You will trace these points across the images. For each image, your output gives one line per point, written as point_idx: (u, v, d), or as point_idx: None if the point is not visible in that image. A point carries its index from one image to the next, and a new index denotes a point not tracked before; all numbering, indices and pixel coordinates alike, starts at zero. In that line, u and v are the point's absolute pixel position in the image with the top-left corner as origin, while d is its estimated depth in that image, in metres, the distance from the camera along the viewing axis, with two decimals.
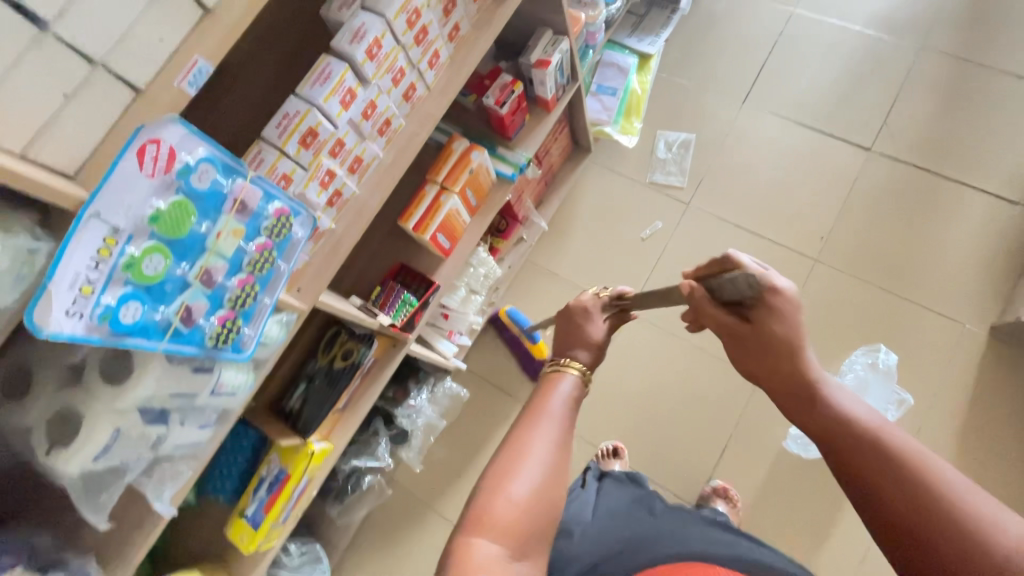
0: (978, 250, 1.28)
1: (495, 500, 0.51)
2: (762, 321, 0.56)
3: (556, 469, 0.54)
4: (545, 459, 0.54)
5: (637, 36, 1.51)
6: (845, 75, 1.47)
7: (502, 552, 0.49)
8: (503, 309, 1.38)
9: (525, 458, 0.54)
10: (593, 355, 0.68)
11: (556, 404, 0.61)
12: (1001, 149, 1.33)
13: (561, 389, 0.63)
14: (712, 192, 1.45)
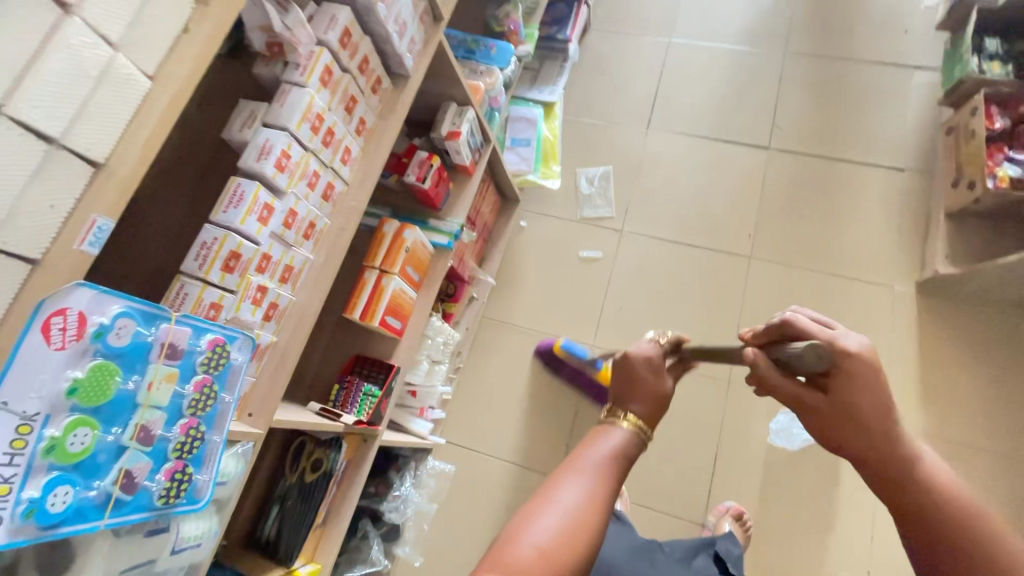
0: (887, 216, 1.39)
1: (528, 525, 0.49)
2: (843, 389, 0.54)
3: (581, 519, 0.50)
4: (572, 505, 0.51)
5: (537, 88, 1.61)
6: (730, 87, 1.61)
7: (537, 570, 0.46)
8: (558, 343, 1.33)
9: (550, 503, 0.51)
10: (650, 410, 0.64)
11: (598, 460, 0.57)
12: (877, 125, 1.48)
13: (609, 441, 0.59)
14: (641, 215, 1.52)
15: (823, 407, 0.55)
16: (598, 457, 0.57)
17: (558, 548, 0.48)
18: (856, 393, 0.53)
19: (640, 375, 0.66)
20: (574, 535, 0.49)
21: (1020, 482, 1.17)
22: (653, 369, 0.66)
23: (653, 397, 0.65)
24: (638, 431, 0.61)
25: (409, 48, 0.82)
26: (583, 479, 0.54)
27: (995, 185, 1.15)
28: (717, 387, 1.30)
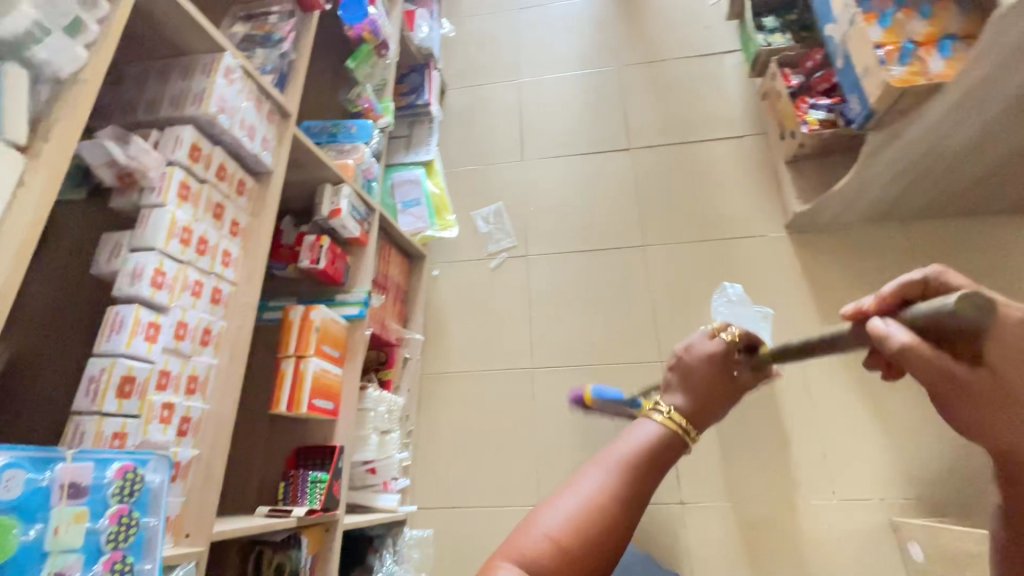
0: (744, 176, 1.57)
1: (529, 528, 0.53)
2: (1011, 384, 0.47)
3: (602, 507, 0.53)
4: (593, 494, 0.54)
5: (412, 151, 1.71)
6: (583, 106, 1.80)
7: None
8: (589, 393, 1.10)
9: (571, 493, 0.55)
10: (690, 402, 0.65)
11: (634, 457, 0.57)
12: (710, 105, 1.69)
13: (647, 430, 0.60)
14: (540, 236, 1.62)
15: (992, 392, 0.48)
16: (634, 453, 0.57)
17: (564, 543, 0.51)
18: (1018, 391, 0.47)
19: (697, 374, 0.67)
20: (590, 518, 0.52)
21: None
22: (712, 368, 0.67)
23: (705, 394, 0.65)
24: (680, 427, 0.61)
25: (264, 147, 0.88)
26: (614, 474, 0.56)
27: (809, 129, 1.34)
28: (651, 369, 1.41)
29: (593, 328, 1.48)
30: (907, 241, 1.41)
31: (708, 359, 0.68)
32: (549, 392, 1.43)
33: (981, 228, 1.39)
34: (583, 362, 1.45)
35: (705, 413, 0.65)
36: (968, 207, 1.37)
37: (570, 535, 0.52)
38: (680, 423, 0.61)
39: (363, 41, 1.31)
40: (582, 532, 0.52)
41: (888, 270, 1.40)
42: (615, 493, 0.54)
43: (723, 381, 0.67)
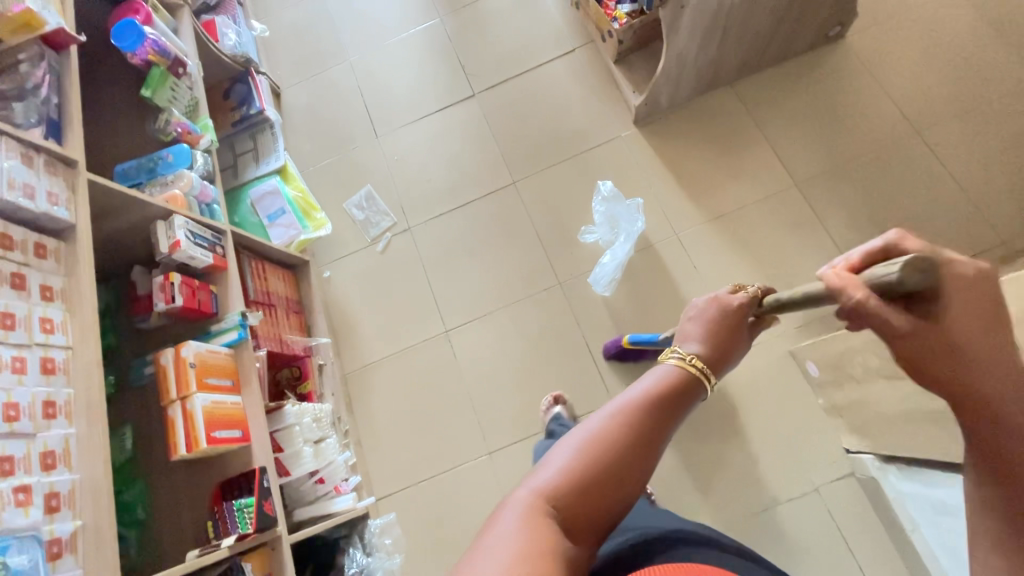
0: (585, 86, 1.61)
1: (547, 462, 0.52)
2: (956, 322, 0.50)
3: (620, 441, 0.52)
4: (611, 426, 0.53)
5: (261, 162, 1.64)
6: (420, 66, 1.78)
7: (536, 503, 0.49)
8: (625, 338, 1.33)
9: (589, 428, 0.53)
10: (709, 350, 0.66)
11: (654, 392, 0.57)
12: (535, 29, 1.71)
13: (664, 370, 0.60)
14: (416, 206, 1.62)
15: (932, 342, 0.50)
16: (656, 388, 0.57)
17: (579, 474, 0.50)
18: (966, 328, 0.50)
19: (712, 326, 0.69)
20: (610, 445, 0.52)
21: (785, 208, 1.42)
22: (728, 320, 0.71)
23: (718, 340, 0.67)
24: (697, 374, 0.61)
25: (53, 202, 0.82)
26: (638, 406, 0.55)
27: (620, 24, 1.42)
28: (552, 294, 1.47)
29: (491, 275, 1.51)
30: (741, 100, 1.51)
31: (729, 314, 0.71)
32: (469, 347, 1.47)
33: (795, 69, 1.51)
34: (492, 309, 1.49)
35: (720, 358, 0.66)
36: (778, 53, 1.48)
37: (587, 465, 0.51)
38: (699, 367, 0.61)
39: (153, 65, 1.23)
40: (598, 461, 0.51)
41: (732, 130, 1.49)
42: (636, 424, 0.53)
43: (739, 335, 0.70)
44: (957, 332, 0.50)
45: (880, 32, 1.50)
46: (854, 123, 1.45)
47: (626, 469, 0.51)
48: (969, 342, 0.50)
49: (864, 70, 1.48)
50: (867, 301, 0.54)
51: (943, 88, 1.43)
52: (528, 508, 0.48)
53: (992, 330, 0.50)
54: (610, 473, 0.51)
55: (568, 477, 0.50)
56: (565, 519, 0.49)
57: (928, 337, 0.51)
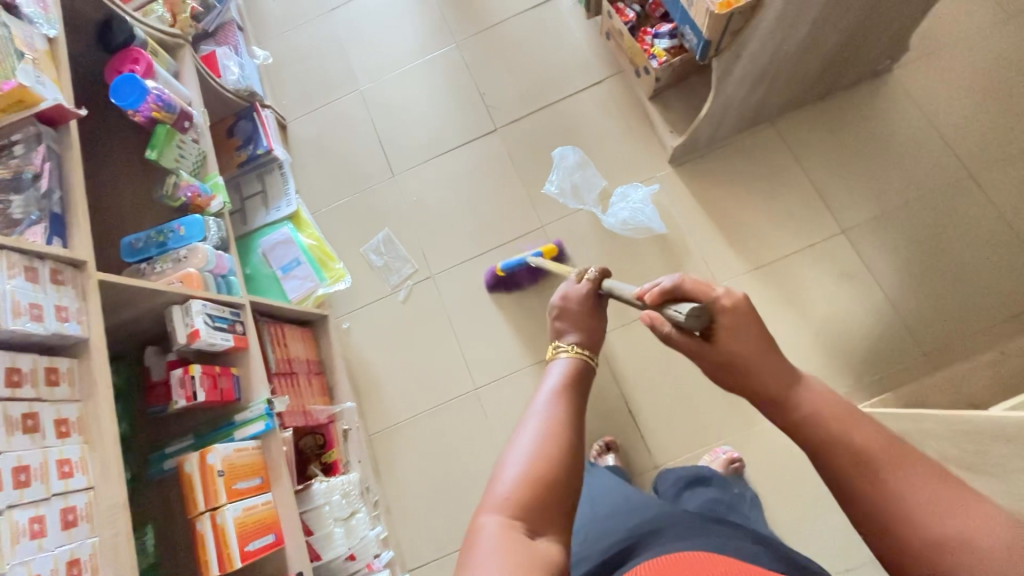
0: (615, 122, 1.51)
1: (497, 483, 0.54)
2: (722, 338, 0.64)
3: (553, 435, 0.57)
4: (538, 426, 0.58)
5: (272, 207, 1.55)
6: (436, 98, 1.68)
7: (508, 524, 0.50)
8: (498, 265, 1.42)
9: (520, 434, 0.58)
10: (585, 340, 0.75)
11: (562, 381, 0.65)
12: (560, 59, 1.61)
13: (561, 364, 0.69)
14: (438, 251, 1.53)
15: (714, 360, 0.65)
16: (557, 384, 0.65)
17: (533, 476, 0.54)
18: (729, 340, 0.64)
19: (575, 321, 0.78)
20: (552, 443, 0.56)
21: (832, 256, 1.35)
22: (584, 306, 0.80)
23: (587, 326, 0.77)
24: (584, 357, 0.71)
25: (62, 318, 0.73)
26: (552, 398, 0.62)
27: (660, 62, 1.31)
28: None
29: (521, 328, 1.44)
30: (781, 138, 1.43)
31: (581, 301, 0.81)
32: (500, 406, 1.40)
33: (841, 104, 1.42)
34: (523, 365, 1.41)
35: (594, 337, 0.76)
36: (822, 90, 1.39)
37: (538, 466, 0.54)
38: (584, 353, 0.72)
39: (157, 121, 1.12)
40: (546, 460, 0.55)
41: (774, 171, 1.41)
42: (560, 414, 0.60)
43: (596, 317, 0.80)
44: (734, 353, 0.64)
45: (927, 66, 1.41)
46: (904, 165, 1.37)
47: (569, 446, 0.57)
48: (739, 352, 0.63)
49: (915, 106, 1.39)
50: (670, 335, 0.70)
51: (999, 129, 1.35)
52: (500, 528, 0.50)
53: (761, 347, 0.63)
54: (559, 467, 0.55)
55: (522, 488, 0.53)
56: (531, 522, 0.51)
57: (712, 357, 0.66)
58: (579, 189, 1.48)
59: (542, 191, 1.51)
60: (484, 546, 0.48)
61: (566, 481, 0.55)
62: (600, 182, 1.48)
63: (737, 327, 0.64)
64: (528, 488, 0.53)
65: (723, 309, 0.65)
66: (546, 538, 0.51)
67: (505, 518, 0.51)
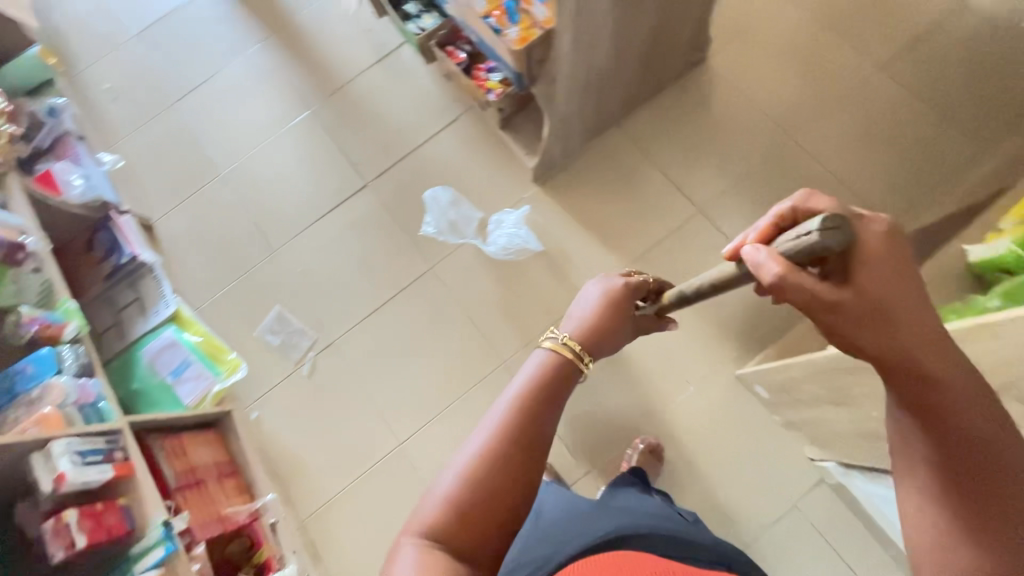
0: (476, 154, 1.58)
1: (431, 493, 0.62)
2: (866, 276, 0.58)
3: (490, 454, 0.62)
4: (480, 442, 0.63)
5: (149, 312, 1.47)
6: (303, 166, 1.69)
7: (427, 537, 0.59)
8: None
9: (464, 449, 0.63)
10: (591, 343, 0.76)
11: (525, 391, 0.67)
12: (413, 107, 1.67)
13: (536, 363, 0.71)
14: (334, 316, 1.52)
15: (862, 312, 0.58)
16: (518, 394, 0.67)
17: (458, 494, 0.60)
18: (876, 281, 0.58)
19: (600, 311, 0.79)
20: (483, 461, 0.61)
21: (695, 234, 1.46)
22: (612, 309, 0.80)
23: (602, 323, 0.79)
24: (571, 352, 0.73)
25: None
26: (507, 411, 0.65)
27: (496, 95, 1.39)
28: (496, 374, 1.43)
29: (432, 372, 1.45)
30: (629, 137, 1.53)
31: (611, 300, 0.81)
32: (428, 453, 1.39)
33: (671, 97, 1.55)
34: (443, 407, 1.42)
35: (600, 339, 0.78)
36: (652, 88, 1.51)
37: (464, 485, 0.60)
38: (572, 349, 0.73)
39: None
40: (476, 479, 0.61)
41: (629, 169, 1.52)
42: (505, 432, 0.63)
43: (614, 320, 0.80)
44: (870, 302, 0.58)
45: (734, 49, 1.57)
46: (736, 140, 1.51)
47: (504, 468, 0.61)
48: (890, 301, 0.58)
49: (732, 87, 1.54)
50: (788, 278, 0.59)
51: (804, 93, 1.52)
52: (416, 542, 0.58)
53: (902, 281, 0.58)
54: (487, 487, 0.60)
55: (447, 506, 0.60)
56: (450, 537, 0.59)
57: (850, 306, 0.58)
58: (455, 225, 1.54)
59: (421, 235, 1.55)
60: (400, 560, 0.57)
61: (494, 500, 0.60)
62: (474, 215, 1.53)
63: (882, 262, 0.58)
64: (456, 503, 0.60)
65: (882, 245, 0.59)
66: (473, 555, 0.59)
67: (433, 538, 0.58)
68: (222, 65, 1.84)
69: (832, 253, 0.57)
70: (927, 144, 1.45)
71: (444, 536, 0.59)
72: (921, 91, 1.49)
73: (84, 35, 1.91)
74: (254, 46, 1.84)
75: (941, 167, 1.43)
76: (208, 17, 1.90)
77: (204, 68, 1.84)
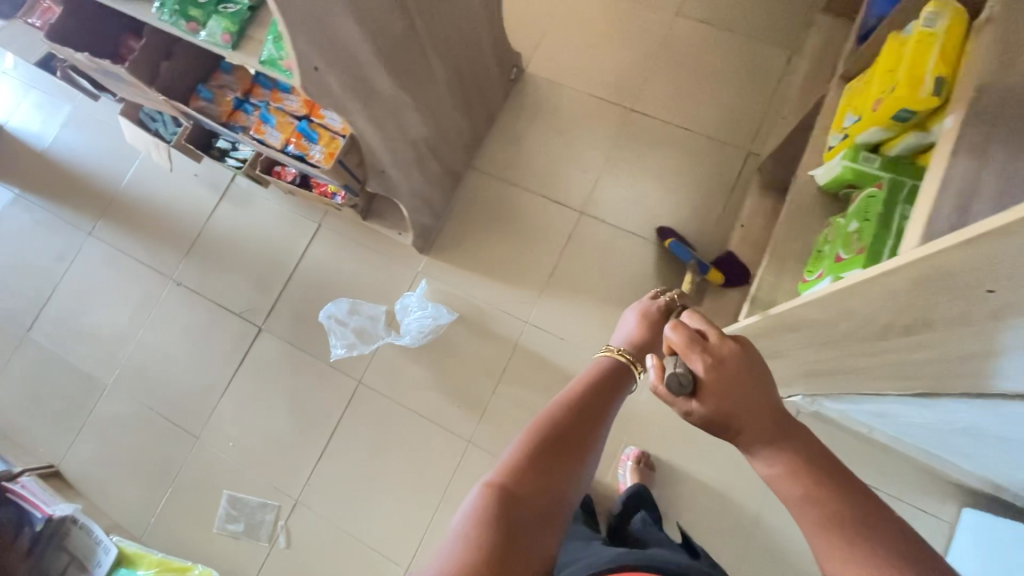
0: (355, 252, 1.52)
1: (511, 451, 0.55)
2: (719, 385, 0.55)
3: (571, 425, 0.57)
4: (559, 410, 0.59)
5: (92, 565, 1.33)
6: (189, 338, 1.58)
7: (511, 493, 0.50)
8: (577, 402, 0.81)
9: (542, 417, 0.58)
10: (638, 349, 0.72)
11: (595, 374, 0.65)
12: (272, 232, 1.59)
13: (601, 358, 0.69)
14: (287, 475, 1.43)
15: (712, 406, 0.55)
16: (590, 375, 0.64)
17: (543, 454, 0.54)
18: (725, 386, 0.54)
19: (643, 328, 0.75)
20: (563, 425, 0.57)
21: (588, 237, 1.46)
22: (655, 319, 0.76)
23: (649, 342, 0.73)
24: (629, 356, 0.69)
25: None
26: (579, 389, 0.62)
27: (342, 196, 1.35)
28: (469, 455, 1.38)
29: (407, 484, 1.38)
30: (489, 173, 1.52)
31: (653, 312, 0.77)
32: None
33: (509, 119, 1.55)
34: (433, 513, 1.35)
35: (647, 355, 0.72)
36: (486, 120, 1.50)
37: (547, 448, 0.55)
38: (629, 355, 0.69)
39: None
40: (559, 442, 0.55)
41: (503, 204, 1.50)
42: (579, 407, 0.60)
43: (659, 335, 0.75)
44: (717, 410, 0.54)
45: (545, 50, 1.58)
46: (585, 133, 1.53)
47: (583, 438, 0.57)
48: (732, 398, 0.55)
49: (560, 86, 1.56)
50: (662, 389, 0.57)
51: (625, 64, 1.55)
52: (496, 502, 0.49)
53: (748, 391, 0.55)
54: (569, 457, 0.55)
55: (530, 467, 0.53)
56: (532, 503, 0.51)
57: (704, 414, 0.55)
58: (364, 330, 1.47)
59: (333, 358, 1.48)
60: (479, 522, 0.48)
61: (572, 475, 0.54)
62: (378, 311, 1.48)
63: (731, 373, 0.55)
64: (538, 468, 0.53)
65: (716, 340, 0.57)
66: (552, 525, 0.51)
67: (511, 493, 0.50)
68: (60, 273, 1.69)
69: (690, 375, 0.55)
70: (748, 64, 1.51)
71: (510, 483, 0.51)
72: (722, 20, 1.54)
73: None
74: (85, 240, 1.70)
75: (770, 82, 1.49)
76: (23, 229, 1.74)
77: (43, 284, 1.69)
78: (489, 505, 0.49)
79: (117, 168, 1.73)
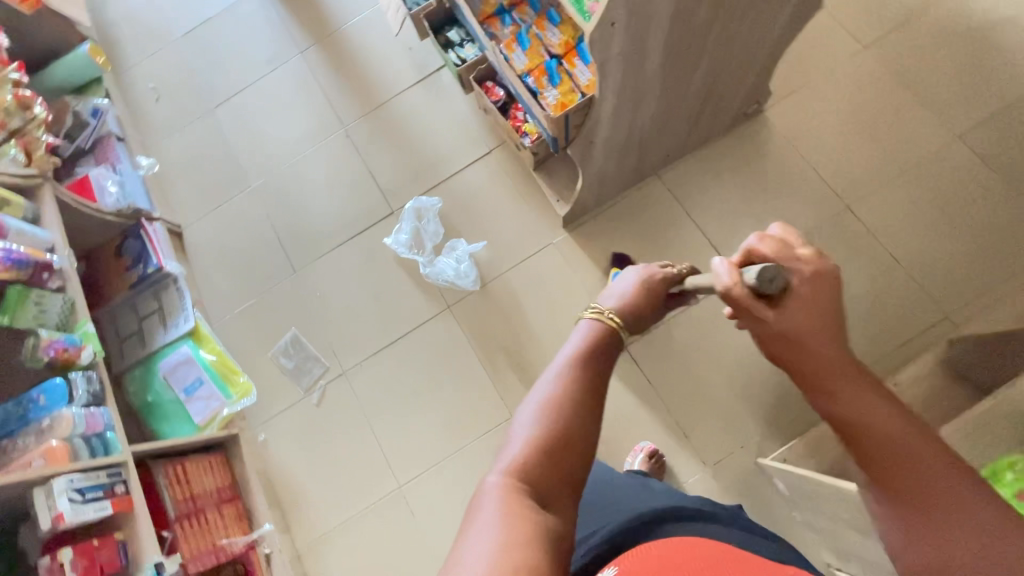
0: (509, 193, 1.53)
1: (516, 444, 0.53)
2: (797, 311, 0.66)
3: (564, 404, 0.55)
4: (553, 391, 0.56)
5: (168, 325, 1.45)
6: (332, 184, 1.66)
7: (522, 493, 0.48)
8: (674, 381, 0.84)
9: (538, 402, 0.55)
10: (631, 313, 0.71)
11: (583, 347, 0.62)
12: (448, 134, 1.62)
13: (583, 328, 0.65)
14: (348, 346, 1.51)
15: (790, 331, 0.66)
16: (578, 349, 0.61)
17: (545, 439, 0.52)
18: (806, 316, 0.65)
19: (636, 294, 0.74)
20: (555, 411, 0.54)
21: None
22: (652, 287, 0.76)
23: (642, 306, 0.74)
24: (610, 324, 0.66)
25: None
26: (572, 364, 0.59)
27: (532, 139, 1.35)
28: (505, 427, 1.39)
29: (440, 416, 1.42)
30: (669, 189, 1.45)
31: (653, 281, 0.77)
32: (428, 496, 1.37)
33: (720, 148, 1.45)
34: (448, 454, 1.39)
35: (638, 321, 0.72)
36: (699, 138, 1.42)
37: (547, 430, 0.53)
38: (616, 321, 0.67)
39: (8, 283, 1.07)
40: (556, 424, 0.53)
41: (666, 225, 1.43)
42: (573, 381, 0.57)
43: (651, 303, 0.75)
44: (794, 328, 0.65)
45: (796, 100, 1.45)
46: (786, 202, 1.40)
47: (577, 417, 0.55)
48: (812, 333, 0.65)
49: (789, 143, 1.43)
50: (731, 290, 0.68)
51: (868, 156, 1.40)
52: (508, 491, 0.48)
53: (833, 333, 0.65)
54: (569, 437, 0.53)
55: (533, 451, 0.52)
56: (538, 487, 0.50)
57: (778, 324, 0.66)
58: (419, 235, 1.55)
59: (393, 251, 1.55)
60: (490, 510, 0.46)
61: (575, 451, 0.53)
62: (499, 255, 1.49)
63: (814, 310, 0.65)
64: (540, 450, 0.52)
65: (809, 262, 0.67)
66: (559, 502, 0.50)
67: (520, 480, 0.49)
68: (262, 72, 1.82)
69: (775, 290, 0.65)
70: (1002, 227, 1.31)
71: (519, 481, 0.49)
72: (1002, 167, 1.34)
73: (135, 31, 1.94)
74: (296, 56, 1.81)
75: (1015, 258, 1.29)
76: (254, 21, 1.88)
77: (246, 75, 1.83)
78: (502, 492, 0.48)
79: (352, 7, 1.81)
